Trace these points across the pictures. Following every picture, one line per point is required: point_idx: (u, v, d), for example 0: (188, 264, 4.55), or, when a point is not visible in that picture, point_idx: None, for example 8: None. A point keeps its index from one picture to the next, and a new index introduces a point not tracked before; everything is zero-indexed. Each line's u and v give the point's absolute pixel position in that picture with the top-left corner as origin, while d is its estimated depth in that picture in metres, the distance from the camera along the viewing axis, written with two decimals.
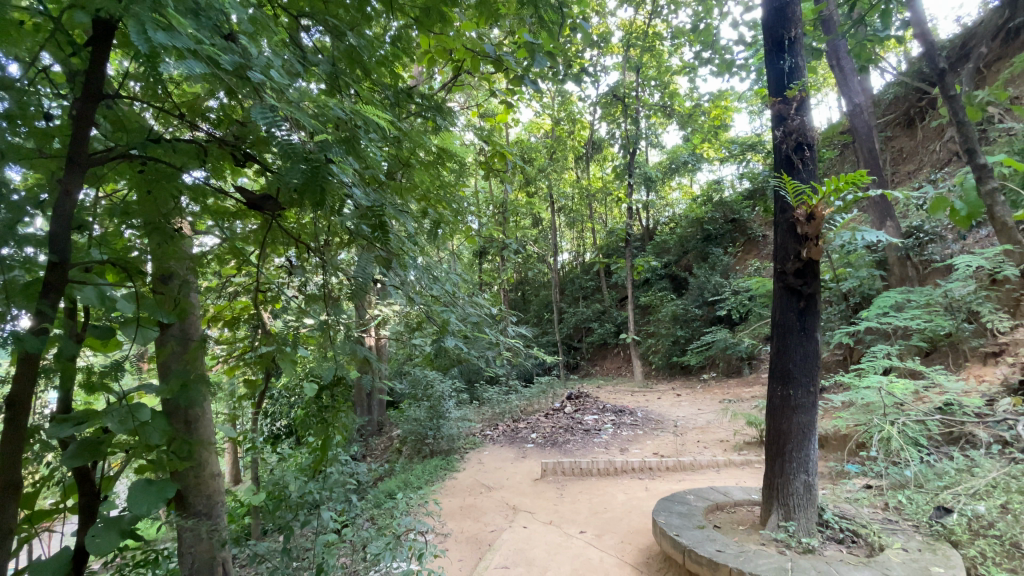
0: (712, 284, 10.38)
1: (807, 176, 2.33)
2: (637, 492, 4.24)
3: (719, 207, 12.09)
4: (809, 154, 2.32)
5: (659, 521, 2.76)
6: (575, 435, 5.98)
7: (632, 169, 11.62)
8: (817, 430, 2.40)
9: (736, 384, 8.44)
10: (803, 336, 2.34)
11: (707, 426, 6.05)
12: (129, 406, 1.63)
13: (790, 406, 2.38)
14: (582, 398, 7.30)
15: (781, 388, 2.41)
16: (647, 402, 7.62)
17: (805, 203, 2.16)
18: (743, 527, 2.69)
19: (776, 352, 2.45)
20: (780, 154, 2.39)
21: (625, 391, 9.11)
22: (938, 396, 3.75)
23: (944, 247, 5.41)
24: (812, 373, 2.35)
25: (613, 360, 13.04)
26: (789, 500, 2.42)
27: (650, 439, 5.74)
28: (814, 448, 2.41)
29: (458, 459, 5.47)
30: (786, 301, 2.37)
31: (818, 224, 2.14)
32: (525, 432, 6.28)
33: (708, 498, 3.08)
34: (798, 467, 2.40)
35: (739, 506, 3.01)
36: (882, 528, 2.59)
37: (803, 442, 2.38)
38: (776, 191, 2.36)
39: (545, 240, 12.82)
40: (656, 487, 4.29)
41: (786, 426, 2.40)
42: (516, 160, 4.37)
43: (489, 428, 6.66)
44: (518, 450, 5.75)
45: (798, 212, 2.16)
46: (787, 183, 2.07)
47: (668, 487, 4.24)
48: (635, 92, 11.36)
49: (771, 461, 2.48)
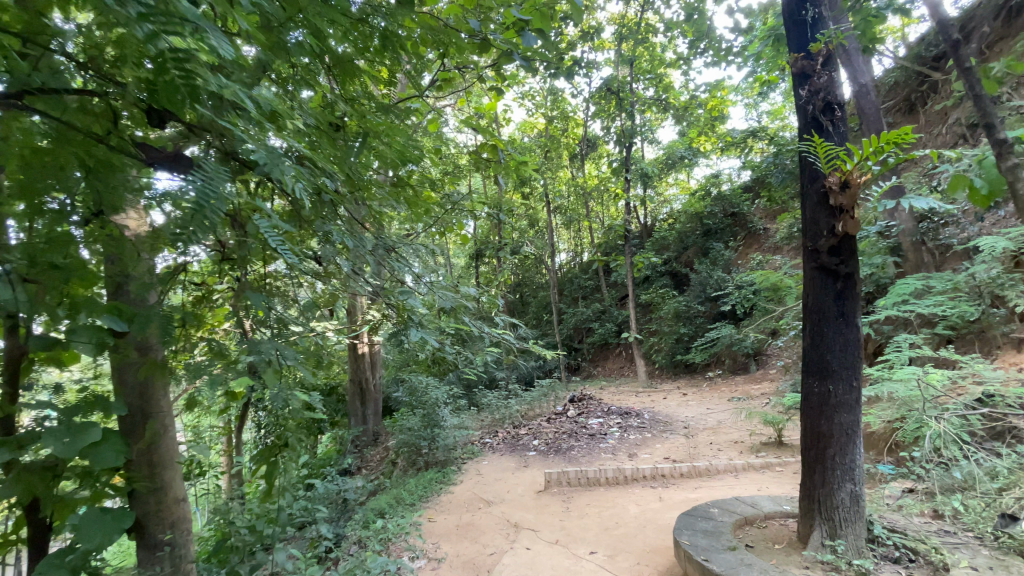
0: (715, 278, 10.12)
1: (839, 139, 2.10)
2: (652, 503, 3.97)
3: (718, 202, 11.88)
4: (840, 114, 2.09)
5: (683, 543, 2.49)
6: (580, 441, 5.70)
7: (628, 165, 11.38)
8: (862, 431, 2.15)
9: (744, 382, 8.18)
10: (841, 323, 2.10)
11: (718, 426, 5.79)
12: (81, 425, 1.34)
13: (830, 405, 2.13)
14: (585, 401, 7.04)
15: (819, 384, 2.16)
16: (653, 403, 7.36)
17: (839, 170, 1.95)
18: (780, 546, 2.43)
19: (809, 341, 2.22)
20: (806, 116, 2.16)
21: (629, 391, 8.86)
22: (977, 387, 3.51)
23: (961, 230, 5.19)
24: (854, 365, 2.10)
25: (615, 361, 12.78)
26: (835, 514, 2.17)
27: (659, 443, 5.47)
28: (859, 452, 2.16)
29: (455, 471, 5.18)
30: (820, 283, 2.14)
31: (854, 193, 1.91)
32: (527, 439, 6.00)
33: (735, 512, 2.83)
34: (843, 475, 2.15)
35: (771, 521, 2.76)
36: (944, 543, 2.35)
37: (847, 445, 2.13)
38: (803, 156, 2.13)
39: (541, 240, 12.56)
40: (671, 497, 4.02)
41: (826, 427, 2.15)
42: (510, 150, 4.13)
43: (489, 435, 6.38)
44: (520, 458, 5.48)
45: (831, 180, 1.94)
46: (817, 146, 1.83)
47: (688, 496, 3.98)
48: (629, 87, 11.14)
49: (810, 469, 2.24)
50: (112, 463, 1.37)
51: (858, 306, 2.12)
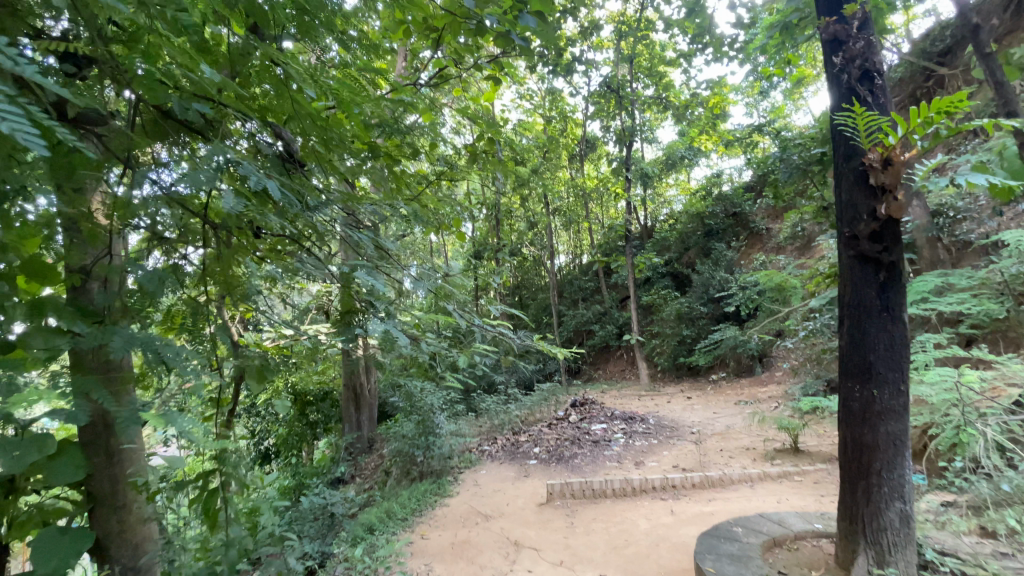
0: (718, 279, 9.94)
1: (878, 110, 1.95)
2: (665, 517, 3.76)
3: (719, 202, 11.74)
4: (879, 83, 1.93)
5: (709, 571, 2.28)
6: (583, 448, 5.49)
7: (628, 165, 11.20)
8: (910, 442, 1.96)
9: (749, 385, 7.98)
10: (885, 319, 1.92)
11: (727, 432, 5.59)
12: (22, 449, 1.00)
13: (874, 412, 1.94)
14: (587, 406, 6.84)
15: (860, 388, 1.97)
16: (657, 407, 7.14)
17: (880, 146, 1.79)
18: (817, 573, 2.22)
19: (848, 341, 2.03)
20: (841, 87, 2.01)
21: (631, 395, 8.65)
22: (1014, 390, 3.32)
23: (979, 225, 5.03)
24: (899, 367, 1.92)
25: (617, 364, 12.60)
26: (882, 537, 1.97)
27: (666, 449, 5.27)
28: (908, 465, 1.96)
29: (451, 482, 4.98)
30: (860, 272, 1.96)
31: (896, 171, 1.76)
32: (527, 446, 5.79)
33: (761, 532, 2.63)
34: (890, 493, 1.96)
35: (801, 541, 2.56)
36: (1001, 567, 2.15)
37: (895, 457, 1.94)
38: (840, 130, 1.97)
39: (540, 242, 12.37)
40: (684, 510, 3.82)
41: (871, 437, 1.96)
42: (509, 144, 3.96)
43: (488, 442, 6.17)
44: (520, 468, 5.26)
45: (871, 157, 1.79)
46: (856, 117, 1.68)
47: (703, 509, 3.77)
48: (628, 86, 10.98)
49: (853, 485, 2.05)
50: (67, 482, 1.15)
51: (903, 299, 1.93)
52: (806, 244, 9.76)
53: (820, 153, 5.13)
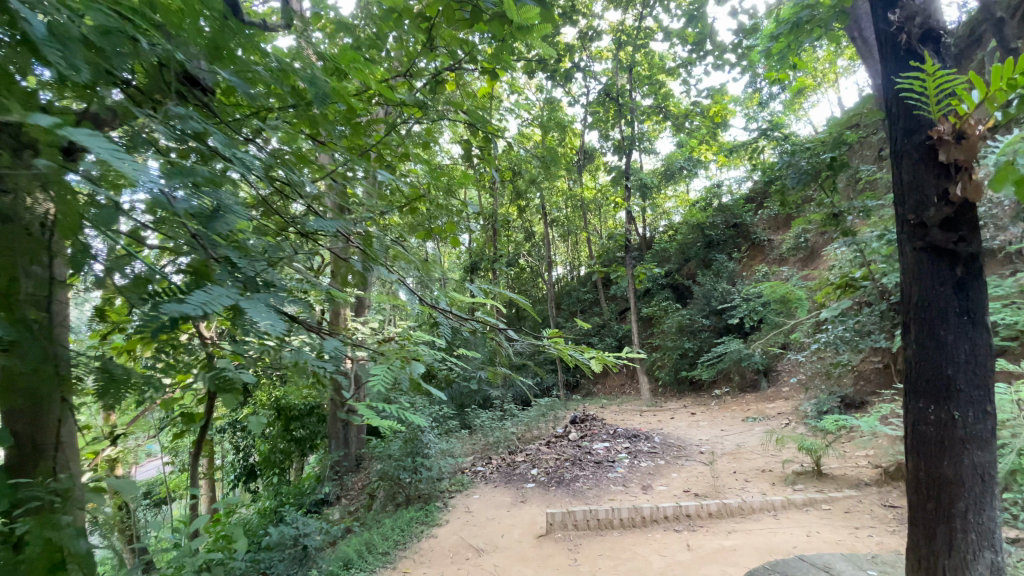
0: (720, 291, 9.69)
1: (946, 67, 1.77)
2: (681, 552, 3.44)
3: (720, 213, 11.54)
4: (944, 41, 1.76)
5: None
6: (585, 470, 5.17)
7: (628, 175, 11.00)
8: (997, 477, 1.73)
9: (756, 400, 7.70)
10: (967, 323, 1.71)
11: (738, 452, 5.29)
12: None
13: (958, 437, 1.72)
14: (588, 422, 6.52)
15: (938, 408, 1.75)
16: (661, 424, 6.83)
17: (954, 115, 1.61)
18: None
19: (917, 352, 1.81)
20: (897, 46, 1.83)
21: (632, 411, 8.34)
22: None
23: (999, 234, 4.81)
24: (982, 384, 1.71)
25: (616, 378, 12.31)
26: None
27: (675, 472, 4.97)
28: (995, 504, 1.73)
29: (439, 509, 4.66)
30: (930, 268, 1.76)
31: (971, 145, 1.59)
32: (524, 468, 5.46)
33: None
34: (980, 538, 1.70)
35: None
36: None
37: (980, 492, 1.71)
38: (902, 98, 1.80)
39: (537, 253, 12.15)
40: (703, 545, 3.50)
41: (952, 471, 1.73)
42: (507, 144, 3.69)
43: (483, 462, 5.85)
44: (516, 492, 4.94)
45: (941, 130, 1.63)
46: (931, 80, 1.49)
47: (724, 544, 3.46)
48: (628, 96, 10.82)
49: (930, 529, 1.79)
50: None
51: (981, 299, 1.73)
52: (810, 256, 9.55)
53: (831, 158, 4.90)
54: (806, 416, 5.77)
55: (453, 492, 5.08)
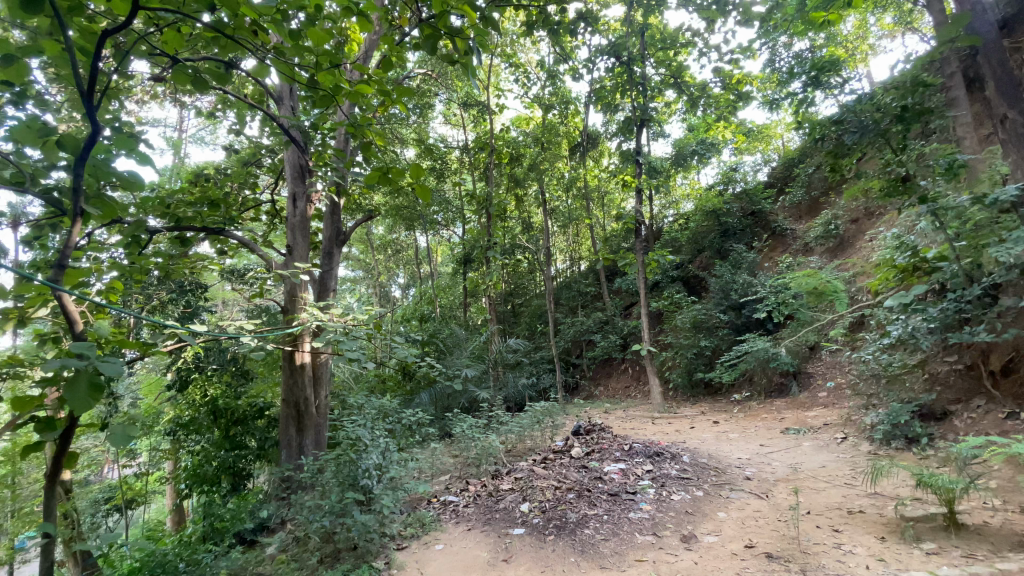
0: (740, 282, 8.58)
1: None
2: (777, 531, 2.85)
3: (737, 199, 10.51)
4: None
5: None
6: (597, 507, 3.49)
7: (639, 154, 9.93)
8: None
9: (788, 406, 6.62)
10: None
11: (803, 473, 3.79)
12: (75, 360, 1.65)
13: None
14: (592, 433, 5.26)
15: None
16: (678, 434, 5.69)
17: None
18: None
19: None
20: None
21: (641, 418, 7.30)
22: None
23: None
24: None
25: (621, 379, 11.34)
26: None
27: (724, 511, 3.24)
28: None
29: (394, 552, 3.52)
30: None
31: None
32: (512, 500, 3.86)
33: None
34: None
35: None
36: None
37: None
38: None
39: (534, 245, 11.24)
40: (808, 535, 2.73)
41: None
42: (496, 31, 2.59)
43: (456, 491, 4.44)
44: (497, 541, 3.36)
45: None
46: None
47: (823, 525, 2.83)
48: (639, 71, 9.87)
49: None
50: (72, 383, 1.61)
51: None
52: (840, 245, 8.50)
53: (903, 109, 3.95)
54: (869, 429, 4.55)
55: (407, 540, 3.62)
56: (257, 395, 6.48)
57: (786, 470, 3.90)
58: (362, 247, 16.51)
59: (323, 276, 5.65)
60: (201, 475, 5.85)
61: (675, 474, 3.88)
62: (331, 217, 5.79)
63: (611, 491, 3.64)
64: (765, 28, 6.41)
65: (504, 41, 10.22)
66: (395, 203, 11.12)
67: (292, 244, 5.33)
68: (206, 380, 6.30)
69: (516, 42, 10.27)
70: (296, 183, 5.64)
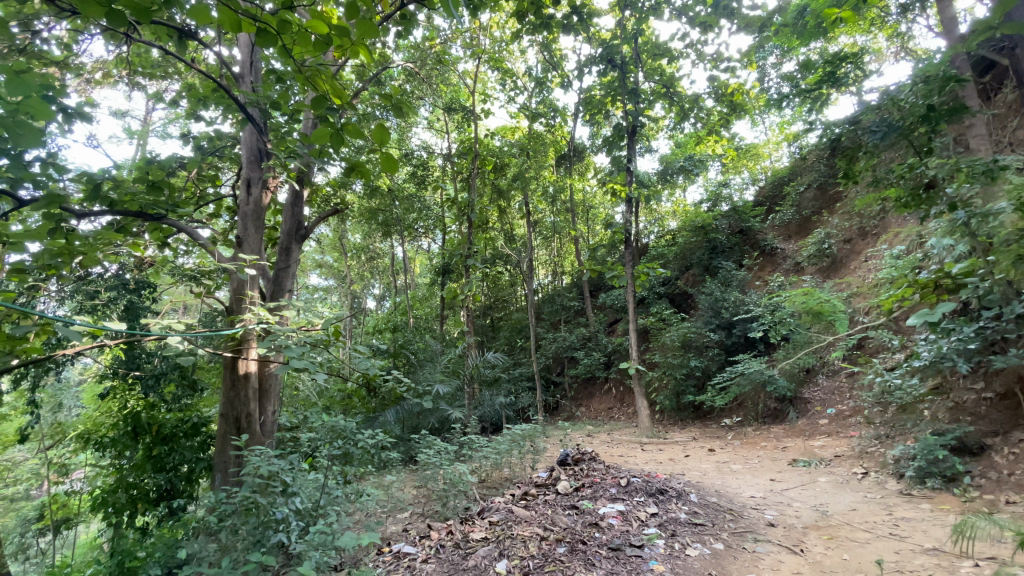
0: (731, 301, 8.18)
1: None
2: None
3: (726, 216, 10.23)
4: None
5: None
6: (597, 565, 2.86)
7: (628, 166, 9.57)
8: None
9: (786, 434, 6.16)
10: None
11: (830, 520, 3.28)
12: None
13: None
14: (579, 463, 4.67)
15: None
16: (671, 465, 5.15)
17: None
18: None
19: None
20: None
21: (628, 444, 6.75)
22: None
23: None
24: None
25: (603, 399, 10.80)
26: None
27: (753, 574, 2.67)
28: None
29: None
30: None
31: None
32: (489, 550, 3.22)
33: None
34: None
35: None
36: None
37: None
38: None
39: (516, 257, 10.74)
40: None
41: None
42: None
43: (419, 535, 3.76)
44: None
45: None
46: None
47: None
48: (630, 81, 9.57)
49: None
50: None
51: None
52: (833, 266, 8.20)
53: (930, 107, 3.55)
54: (887, 465, 4.07)
55: None
56: (194, 409, 5.72)
57: (811, 515, 3.39)
58: (337, 253, 15.77)
59: (278, 274, 4.99)
60: (112, 504, 4.97)
61: (685, 520, 3.31)
62: (292, 209, 5.16)
63: (612, 544, 3.03)
64: (764, 32, 6.11)
65: (492, 45, 9.83)
66: (371, 207, 10.52)
67: (242, 236, 4.67)
68: (128, 391, 5.53)
69: (504, 46, 9.87)
70: (253, 168, 5.00)
